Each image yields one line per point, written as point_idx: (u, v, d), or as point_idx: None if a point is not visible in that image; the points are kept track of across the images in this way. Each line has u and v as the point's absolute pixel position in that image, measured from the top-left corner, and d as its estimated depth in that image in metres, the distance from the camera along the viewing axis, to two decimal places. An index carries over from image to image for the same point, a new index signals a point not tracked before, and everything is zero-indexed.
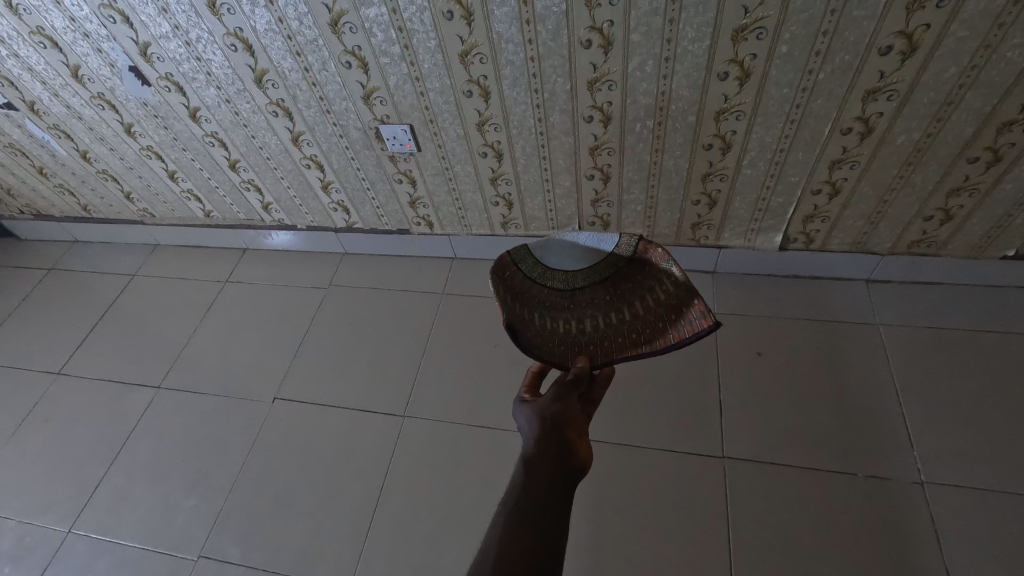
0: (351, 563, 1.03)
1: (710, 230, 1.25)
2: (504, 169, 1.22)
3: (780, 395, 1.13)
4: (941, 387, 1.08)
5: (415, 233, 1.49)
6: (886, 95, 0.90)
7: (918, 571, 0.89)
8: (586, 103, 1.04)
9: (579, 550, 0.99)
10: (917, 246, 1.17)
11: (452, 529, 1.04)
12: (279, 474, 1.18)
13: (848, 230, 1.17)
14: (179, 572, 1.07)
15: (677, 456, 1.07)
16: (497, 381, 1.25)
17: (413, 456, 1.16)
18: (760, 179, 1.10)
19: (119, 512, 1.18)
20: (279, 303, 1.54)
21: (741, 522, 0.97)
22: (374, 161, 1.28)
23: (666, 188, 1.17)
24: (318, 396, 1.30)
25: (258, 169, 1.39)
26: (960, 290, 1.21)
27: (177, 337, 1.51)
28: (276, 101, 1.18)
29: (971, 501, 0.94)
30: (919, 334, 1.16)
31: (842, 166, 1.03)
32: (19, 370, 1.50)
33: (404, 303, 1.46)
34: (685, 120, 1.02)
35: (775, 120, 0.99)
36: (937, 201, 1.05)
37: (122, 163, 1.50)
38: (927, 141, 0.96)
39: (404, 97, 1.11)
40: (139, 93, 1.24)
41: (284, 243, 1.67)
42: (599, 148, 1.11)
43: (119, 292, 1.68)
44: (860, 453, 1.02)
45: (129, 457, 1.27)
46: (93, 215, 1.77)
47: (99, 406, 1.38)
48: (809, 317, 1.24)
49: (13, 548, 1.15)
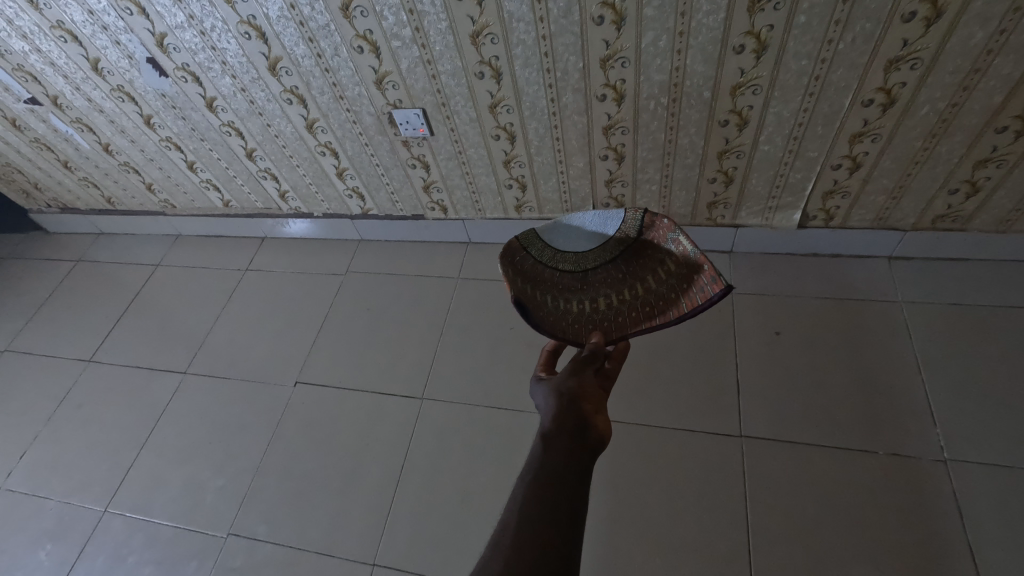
0: (374, 539, 1.06)
1: (726, 209, 1.24)
2: (517, 151, 1.21)
3: (799, 374, 1.12)
4: (967, 364, 1.06)
5: (430, 218, 1.50)
6: (909, 64, 0.88)
7: (941, 548, 0.88)
8: (599, 81, 1.03)
9: (597, 527, 1.00)
10: (941, 221, 1.14)
11: (473, 507, 1.07)
12: (303, 455, 1.21)
13: (870, 206, 1.14)
14: (211, 549, 1.11)
15: (695, 436, 1.07)
16: (513, 363, 1.26)
17: (432, 438, 1.18)
18: (778, 155, 1.08)
19: (151, 492, 1.22)
20: (298, 290, 1.57)
21: (760, 500, 0.98)
22: (387, 147, 1.29)
23: (682, 167, 1.15)
24: (338, 380, 1.33)
25: (274, 157, 1.41)
26: (987, 266, 1.18)
27: (201, 324, 1.55)
28: (290, 88, 1.19)
29: (996, 478, 0.92)
30: (944, 311, 1.14)
31: (863, 139, 1.01)
32: (53, 358, 1.56)
33: (420, 287, 1.48)
34: (700, 96, 1.01)
35: (794, 94, 0.97)
36: (963, 173, 1.02)
37: (143, 155, 1.53)
38: (953, 111, 0.93)
39: (416, 80, 1.11)
40: (157, 84, 1.26)
41: (301, 231, 1.69)
42: (613, 127, 1.10)
43: (144, 282, 1.73)
44: (881, 431, 1.01)
45: (160, 440, 1.31)
46: (117, 207, 1.81)
47: (130, 392, 1.43)
48: (830, 296, 1.22)
49: (54, 526, 1.21)
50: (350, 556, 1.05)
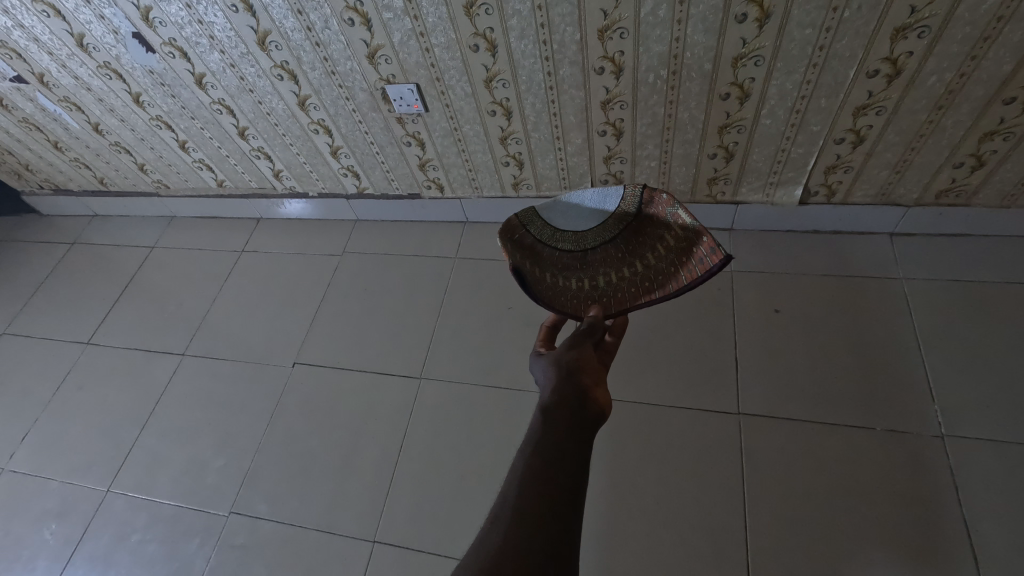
0: (375, 516, 1.07)
1: (726, 185, 1.22)
2: (514, 127, 1.19)
3: (798, 352, 1.11)
4: (966, 341, 1.05)
5: (426, 197, 1.48)
6: (917, 32, 0.85)
7: (936, 522, 0.89)
8: (596, 53, 1.00)
9: (595, 502, 1.01)
10: (944, 196, 1.12)
11: (471, 483, 1.08)
12: (302, 434, 1.22)
13: (873, 181, 1.12)
14: (213, 527, 1.12)
15: (692, 413, 1.07)
16: (511, 343, 1.25)
17: (431, 417, 1.18)
18: (780, 129, 1.06)
19: (153, 472, 1.23)
20: (295, 271, 1.55)
21: (758, 477, 0.98)
22: (382, 123, 1.26)
23: (682, 142, 1.13)
24: (336, 361, 1.32)
25: (267, 136, 1.39)
26: (989, 242, 1.17)
27: (198, 306, 1.54)
28: (280, 64, 1.16)
29: (993, 453, 0.93)
30: (944, 288, 1.13)
31: (868, 111, 0.99)
32: (51, 341, 1.55)
33: (417, 267, 1.46)
34: (701, 69, 0.98)
35: (797, 64, 0.94)
36: (969, 146, 1.00)
37: (133, 134, 1.50)
38: (960, 81, 0.90)
39: (409, 54, 1.08)
40: (145, 61, 1.23)
41: (297, 212, 1.67)
42: (611, 102, 1.08)
43: (141, 263, 1.72)
44: (879, 407, 1.01)
45: (160, 420, 1.32)
46: (110, 188, 1.79)
47: (129, 374, 1.43)
48: (831, 273, 1.21)
49: (59, 506, 1.22)
50: (351, 532, 1.06)
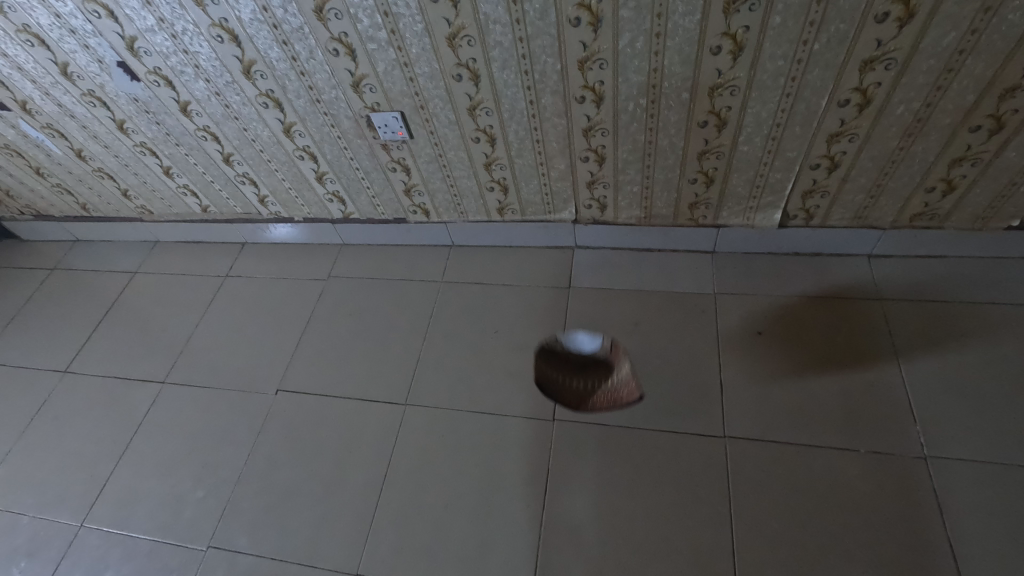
0: (358, 548, 1.05)
1: (707, 209, 1.24)
2: (498, 154, 1.20)
3: (781, 374, 1.12)
4: (944, 361, 1.07)
5: (412, 221, 1.49)
6: (884, 64, 0.88)
7: (923, 545, 0.89)
8: (577, 83, 1.02)
9: (583, 530, 0.99)
10: (918, 219, 1.15)
11: (457, 513, 1.06)
12: (284, 464, 1.19)
13: (849, 205, 1.15)
14: (190, 563, 1.09)
15: (679, 437, 1.07)
16: (496, 368, 1.25)
17: (416, 445, 1.16)
18: (757, 156, 1.08)
19: (130, 505, 1.20)
20: (280, 296, 1.54)
21: (744, 501, 0.98)
22: (367, 150, 1.27)
23: (663, 168, 1.15)
24: (320, 387, 1.31)
25: (251, 162, 1.39)
26: (964, 263, 1.20)
27: (181, 332, 1.52)
28: (265, 92, 1.17)
29: (975, 473, 0.94)
30: (922, 308, 1.15)
31: (841, 139, 1.01)
32: (27, 369, 1.52)
33: (403, 291, 1.46)
34: (679, 98, 1.01)
35: (770, 94, 0.97)
36: (939, 171, 1.04)
37: (117, 160, 1.49)
38: (927, 110, 0.94)
39: (394, 83, 1.10)
40: (129, 89, 1.23)
41: (283, 236, 1.66)
42: (593, 129, 1.10)
43: (122, 289, 1.69)
44: (862, 429, 1.02)
45: (138, 451, 1.29)
46: (92, 213, 1.77)
47: (107, 403, 1.40)
48: (812, 295, 1.22)
49: (29, 542, 1.18)
50: (333, 565, 1.04)
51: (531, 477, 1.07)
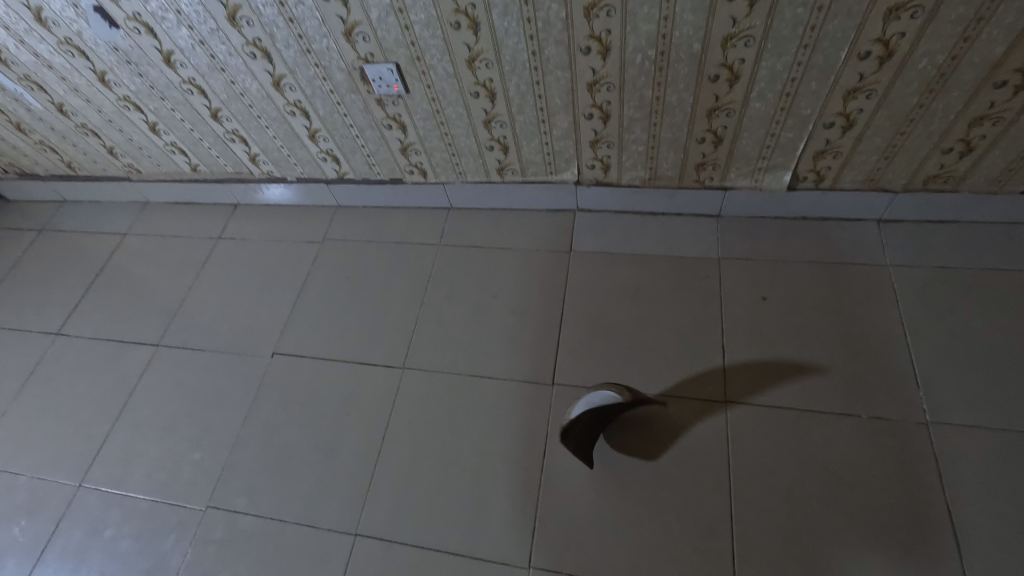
0: (357, 509, 1.05)
1: (714, 170, 1.20)
2: (498, 110, 1.15)
3: (784, 340, 1.10)
4: (950, 328, 1.05)
5: (408, 182, 1.44)
6: (910, 12, 0.83)
7: (921, 509, 0.89)
8: (583, 32, 0.96)
9: (581, 493, 1.00)
10: (933, 181, 1.11)
11: (455, 475, 1.05)
12: (281, 426, 1.19)
13: (862, 167, 1.11)
14: (190, 522, 1.09)
15: (679, 403, 1.06)
16: (495, 332, 1.23)
17: (414, 408, 1.15)
18: (769, 113, 1.04)
19: (127, 466, 1.19)
20: (275, 258, 1.51)
21: (744, 466, 0.97)
22: (361, 105, 1.21)
23: (670, 126, 1.10)
24: (316, 351, 1.29)
25: (240, 118, 1.33)
26: (976, 228, 1.16)
27: (174, 294, 1.49)
28: (252, 41, 1.11)
29: (976, 439, 0.93)
30: (930, 274, 1.13)
31: (858, 95, 0.97)
32: (19, 332, 1.50)
33: (400, 254, 1.43)
34: (690, 49, 0.95)
35: (787, 46, 0.92)
36: (958, 131, 0.99)
37: (100, 116, 1.43)
38: (951, 64, 0.89)
39: (388, 32, 1.04)
40: (109, 37, 1.17)
41: (276, 197, 1.62)
42: (598, 83, 1.05)
43: (113, 251, 1.65)
44: (864, 395, 1.01)
45: (134, 413, 1.28)
46: (78, 172, 1.72)
47: (100, 365, 1.38)
48: (818, 260, 1.20)
49: (27, 502, 1.18)
50: (333, 526, 1.04)
51: (530, 441, 1.07)
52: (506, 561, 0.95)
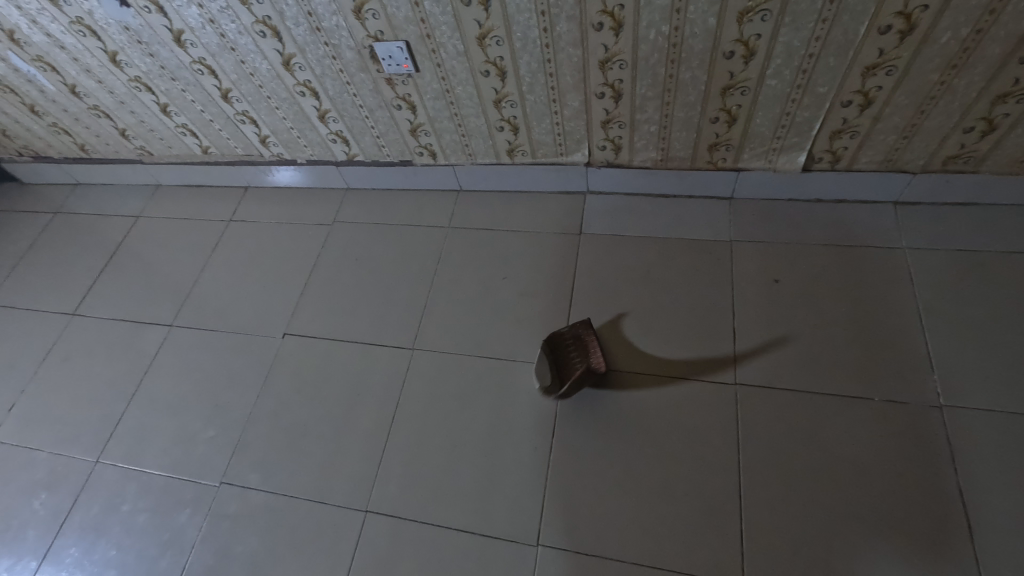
0: (367, 486, 1.06)
1: (728, 151, 1.18)
2: (508, 89, 1.14)
3: (797, 323, 1.09)
4: (968, 311, 1.04)
5: (418, 164, 1.43)
6: None
7: (933, 491, 0.88)
8: (595, 7, 0.95)
9: (589, 474, 1.00)
10: (952, 162, 1.09)
11: (464, 455, 1.06)
12: (292, 406, 1.20)
13: (879, 147, 1.09)
14: (204, 497, 1.11)
15: (689, 385, 1.06)
16: (504, 314, 1.23)
17: (424, 389, 1.16)
18: (785, 91, 1.02)
19: (143, 443, 1.22)
20: (285, 241, 1.51)
21: (753, 448, 0.97)
22: (370, 85, 1.21)
23: (683, 105, 1.09)
24: (327, 332, 1.30)
25: (251, 99, 1.33)
26: (997, 211, 1.14)
27: (186, 276, 1.51)
28: (262, 19, 1.11)
29: (991, 423, 0.92)
30: (948, 257, 1.11)
31: (877, 72, 0.95)
32: (36, 312, 1.52)
33: (409, 237, 1.43)
34: (704, 24, 0.93)
35: (805, 20, 0.90)
36: (981, 109, 0.97)
37: (112, 97, 1.44)
38: (976, 39, 0.87)
39: (398, 8, 1.03)
40: (119, 16, 1.17)
41: (286, 180, 1.62)
42: (610, 61, 1.03)
43: (126, 233, 1.67)
44: (877, 378, 1.00)
45: (149, 391, 1.30)
46: (91, 155, 1.73)
47: (115, 345, 1.40)
48: (833, 243, 1.18)
49: (47, 477, 1.21)
50: (344, 503, 1.06)
51: (538, 421, 1.07)
52: (514, 539, 0.96)
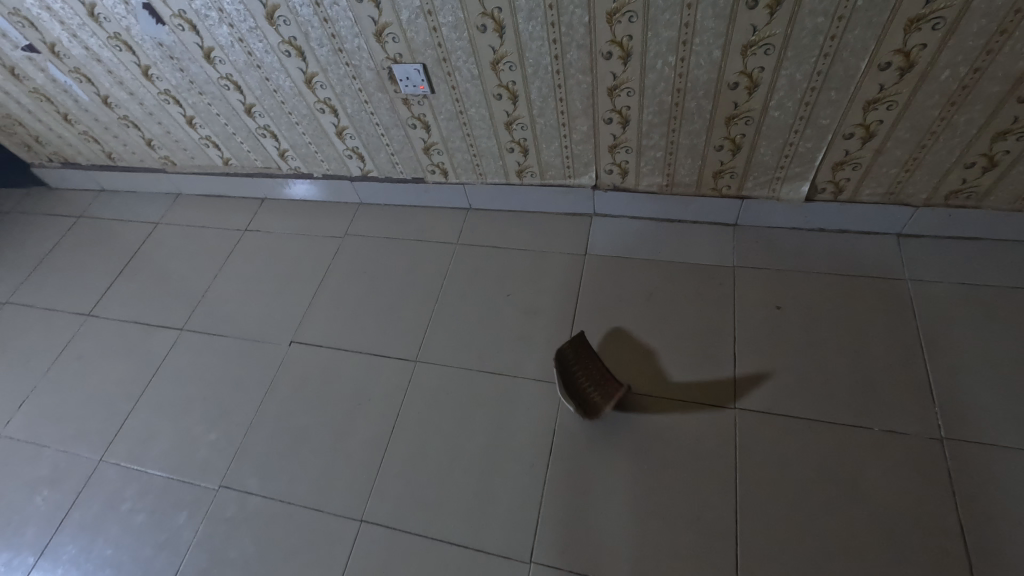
0: (364, 495, 1.07)
1: (732, 179, 1.20)
2: (520, 112, 1.18)
3: (797, 350, 1.09)
4: (970, 344, 1.04)
5: (430, 181, 1.47)
6: (932, 23, 0.84)
7: (932, 525, 0.87)
8: (605, 37, 0.99)
9: (585, 492, 1.00)
10: (955, 197, 1.10)
11: (461, 468, 1.07)
12: (295, 412, 1.22)
13: (882, 179, 1.11)
14: (202, 500, 1.12)
15: (687, 408, 1.06)
16: (507, 331, 1.24)
17: (425, 401, 1.17)
18: (788, 122, 1.04)
19: (146, 443, 1.23)
20: (297, 251, 1.55)
21: (751, 473, 0.97)
22: (387, 104, 1.26)
23: (688, 133, 1.12)
24: (333, 341, 1.32)
25: (273, 114, 1.39)
26: (1001, 246, 1.15)
27: (199, 282, 1.54)
28: (288, 40, 1.16)
29: (992, 458, 0.91)
30: (950, 290, 1.11)
31: (878, 106, 0.97)
32: (52, 311, 1.56)
33: (418, 252, 1.46)
34: (710, 56, 0.97)
35: (807, 55, 0.93)
36: (981, 145, 0.99)
37: (141, 108, 1.50)
38: (974, 77, 0.89)
39: (417, 33, 1.08)
40: (154, 33, 1.24)
41: (302, 194, 1.67)
42: (618, 88, 1.07)
43: (144, 239, 1.72)
44: (877, 407, 1.00)
45: (156, 393, 1.32)
46: (117, 162, 1.80)
47: (127, 346, 1.43)
48: (835, 272, 1.19)
49: (51, 473, 1.22)
50: (339, 511, 1.06)
51: (536, 437, 1.08)
52: (507, 555, 0.96)
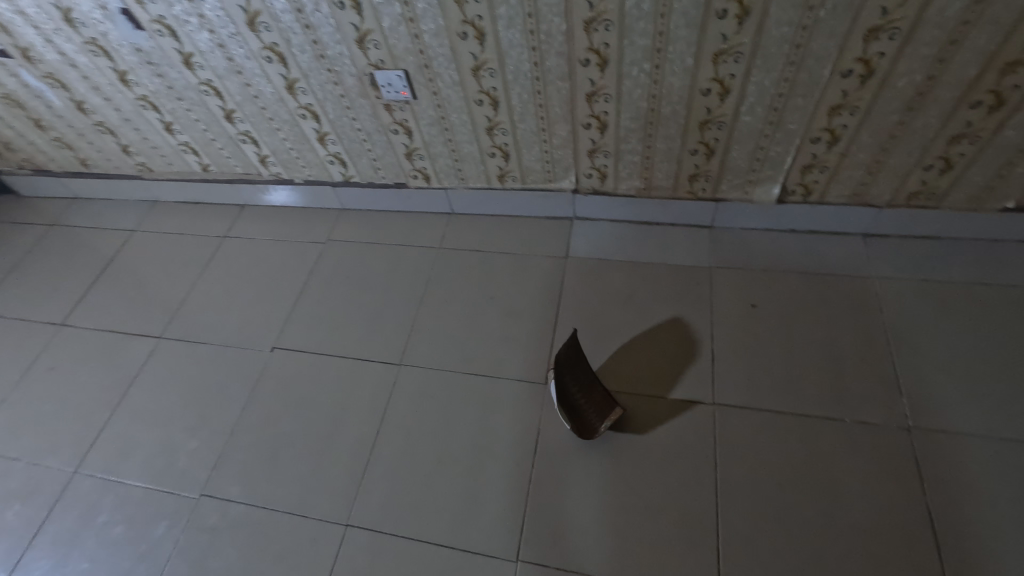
0: (349, 500, 1.07)
1: (707, 182, 1.24)
2: (501, 118, 1.20)
3: (772, 346, 1.13)
4: (933, 337, 1.09)
5: (412, 187, 1.49)
6: (889, 33, 0.89)
7: (902, 510, 0.91)
8: (582, 45, 1.02)
9: (570, 489, 1.01)
10: (916, 198, 1.16)
11: (446, 469, 1.07)
12: (277, 418, 1.21)
13: (848, 182, 1.16)
14: (182, 510, 1.10)
15: (668, 404, 1.08)
16: (491, 333, 1.26)
17: (409, 404, 1.18)
18: (758, 127, 1.09)
19: (124, 453, 1.21)
20: (278, 257, 1.54)
21: (730, 466, 1.00)
22: (369, 110, 1.27)
23: (664, 137, 1.16)
24: (315, 347, 1.32)
25: (254, 120, 1.39)
26: (959, 245, 1.21)
27: (177, 290, 1.52)
28: (269, 46, 1.17)
29: (956, 444, 0.96)
30: (914, 287, 1.16)
31: (842, 112, 1.02)
32: (23, 322, 1.52)
33: (401, 256, 1.46)
34: (683, 63, 1.01)
35: (775, 62, 0.97)
36: (938, 148, 1.04)
37: (118, 114, 1.49)
38: (929, 84, 0.94)
39: (398, 40, 1.10)
40: (133, 38, 1.23)
41: (283, 200, 1.66)
42: (596, 94, 1.10)
43: (120, 247, 1.69)
44: (848, 400, 1.04)
45: (133, 402, 1.30)
46: (91, 169, 1.76)
47: (102, 355, 1.40)
48: (806, 271, 1.23)
49: (22, 487, 1.19)
50: (324, 515, 1.05)
51: (521, 437, 1.09)
52: (493, 554, 0.96)
